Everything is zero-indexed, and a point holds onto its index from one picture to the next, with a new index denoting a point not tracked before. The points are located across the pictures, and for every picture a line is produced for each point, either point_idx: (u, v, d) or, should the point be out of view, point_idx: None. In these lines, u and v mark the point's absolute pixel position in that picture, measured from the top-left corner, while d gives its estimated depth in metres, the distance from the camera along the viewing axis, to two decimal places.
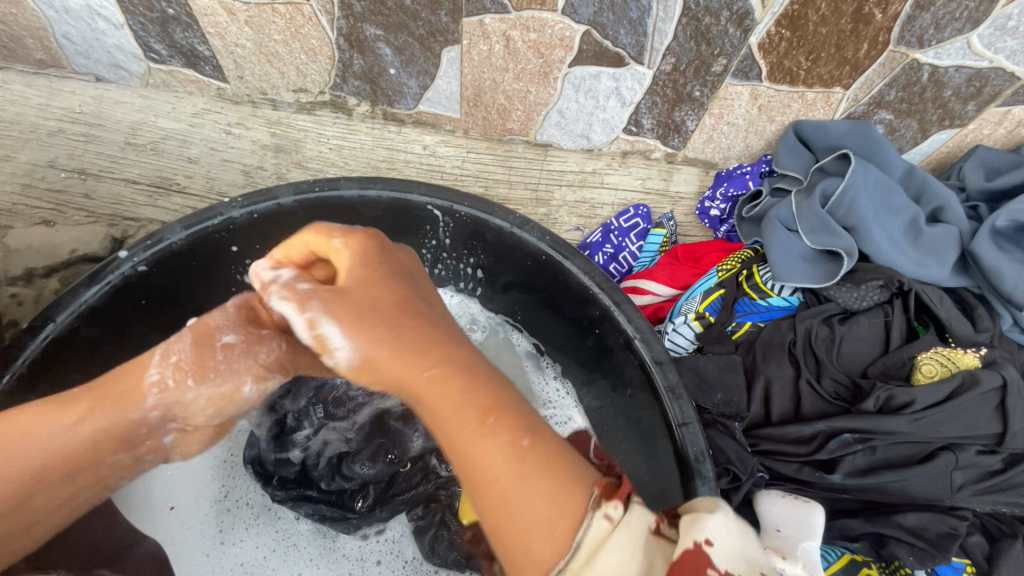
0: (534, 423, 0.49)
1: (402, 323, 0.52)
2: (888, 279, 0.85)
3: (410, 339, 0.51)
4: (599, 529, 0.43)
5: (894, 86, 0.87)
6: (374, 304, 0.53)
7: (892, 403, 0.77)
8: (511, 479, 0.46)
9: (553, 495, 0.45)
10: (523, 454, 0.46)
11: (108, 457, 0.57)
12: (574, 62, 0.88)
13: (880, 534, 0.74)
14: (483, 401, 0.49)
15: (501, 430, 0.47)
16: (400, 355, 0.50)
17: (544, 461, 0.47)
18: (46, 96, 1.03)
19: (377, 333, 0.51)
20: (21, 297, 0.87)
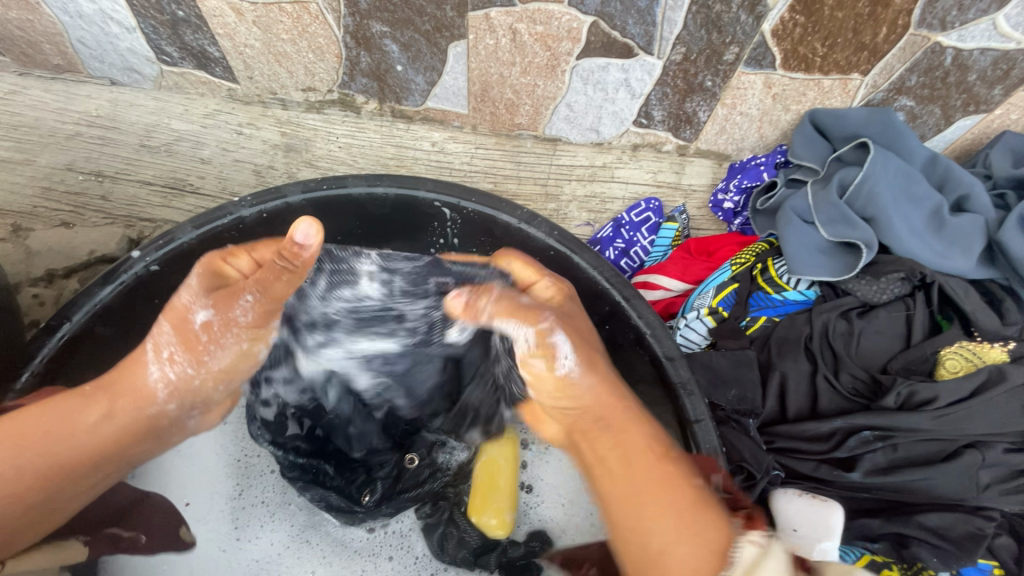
0: (683, 483, 0.60)
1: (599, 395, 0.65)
2: (910, 271, 0.82)
3: (602, 410, 0.65)
4: (751, 555, 0.54)
5: (916, 71, 0.84)
6: (581, 333, 0.67)
7: (913, 399, 0.74)
8: (676, 530, 0.57)
9: (707, 538, 0.56)
10: (688, 494, 0.59)
11: (133, 447, 0.63)
12: (582, 55, 0.87)
13: (901, 534, 0.72)
14: (659, 463, 0.61)
15: (674, 475, 0.60)
16: (590, 417, 0.65)
17: (699, 509, 0.58)
18: (63, 100, 1.05)
19: (579, 400, 0.65)
20: (43, 297, 0.92)
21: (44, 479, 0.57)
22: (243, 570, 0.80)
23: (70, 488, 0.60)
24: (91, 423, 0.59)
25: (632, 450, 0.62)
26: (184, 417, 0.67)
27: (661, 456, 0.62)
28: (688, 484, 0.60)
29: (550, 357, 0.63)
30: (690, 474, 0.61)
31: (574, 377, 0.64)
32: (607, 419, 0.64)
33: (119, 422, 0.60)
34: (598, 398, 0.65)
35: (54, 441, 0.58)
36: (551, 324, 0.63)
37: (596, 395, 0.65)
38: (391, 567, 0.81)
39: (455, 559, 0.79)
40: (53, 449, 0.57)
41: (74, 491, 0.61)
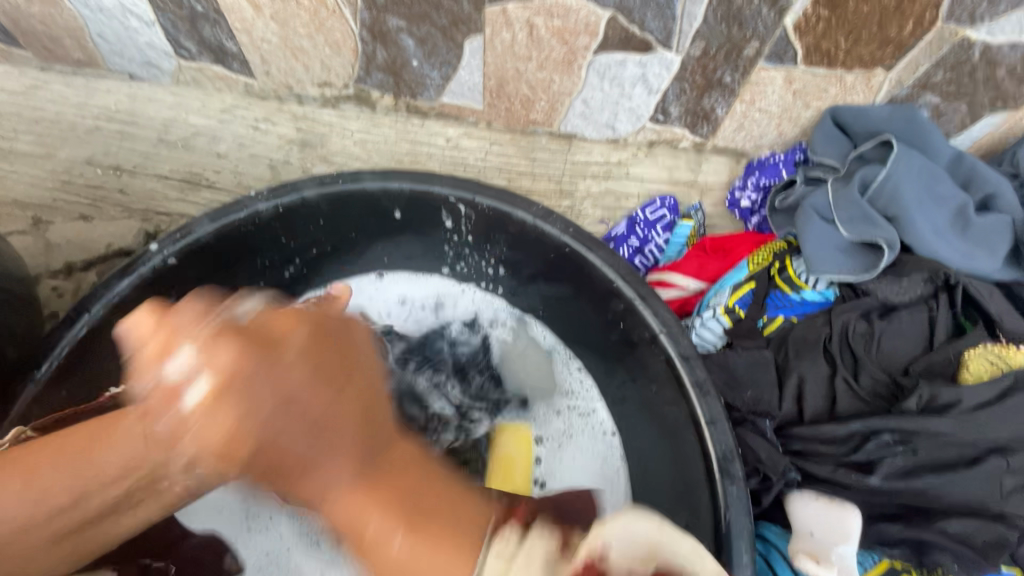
0: (415, 504, 0.43)
1: (289, 424, 0.45)
2: (933, 272, 0.81)
3: (301, 436, 0.45)
4: (492, 569, 0.40)
5: (942, 66, 0.82)
6: (265, 326, 0.49)
7: (936, 402, 0.73)
8: (412, 558, 0.41)
9: (450, 573, 0.40)
10: (407, 548, 0.41)
11: (152, 463, 0.50)
12: (599, 49, 0.86)
13: (921, 541, 0.70)
14: (346, 476, 0.43)
15: (385, 494, 0.43)
16: (297, 447, 0.44)
17: (435, 534, 0.41)
18: (83, 94, 1.07)
19: (258, 418, 0.45)
20: (62, 289, 0.95)
21: (68, 490, 0.49)
22: (254, 564, 0.80)
23: (96, 497, 0.50)
24: (123, 434, 0.50)
25: (324, 479, 0.43)
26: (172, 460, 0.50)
27: (359, 463, 0.44)
28: (426, 488, 0.44)
29: (164, 359, 0.48)
30: (402, 519, 0.42)
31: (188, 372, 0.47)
32: (263, 424, 0.45)
33: (145, 419, 0.50)
34: (314, 408, 0.45)
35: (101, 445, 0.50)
36: (205, 315, 0.51)
37: (236, 400, 0.45)
38: None
39: None
40: (85, 461, 0.49)
41: (90, 507, 0.50)
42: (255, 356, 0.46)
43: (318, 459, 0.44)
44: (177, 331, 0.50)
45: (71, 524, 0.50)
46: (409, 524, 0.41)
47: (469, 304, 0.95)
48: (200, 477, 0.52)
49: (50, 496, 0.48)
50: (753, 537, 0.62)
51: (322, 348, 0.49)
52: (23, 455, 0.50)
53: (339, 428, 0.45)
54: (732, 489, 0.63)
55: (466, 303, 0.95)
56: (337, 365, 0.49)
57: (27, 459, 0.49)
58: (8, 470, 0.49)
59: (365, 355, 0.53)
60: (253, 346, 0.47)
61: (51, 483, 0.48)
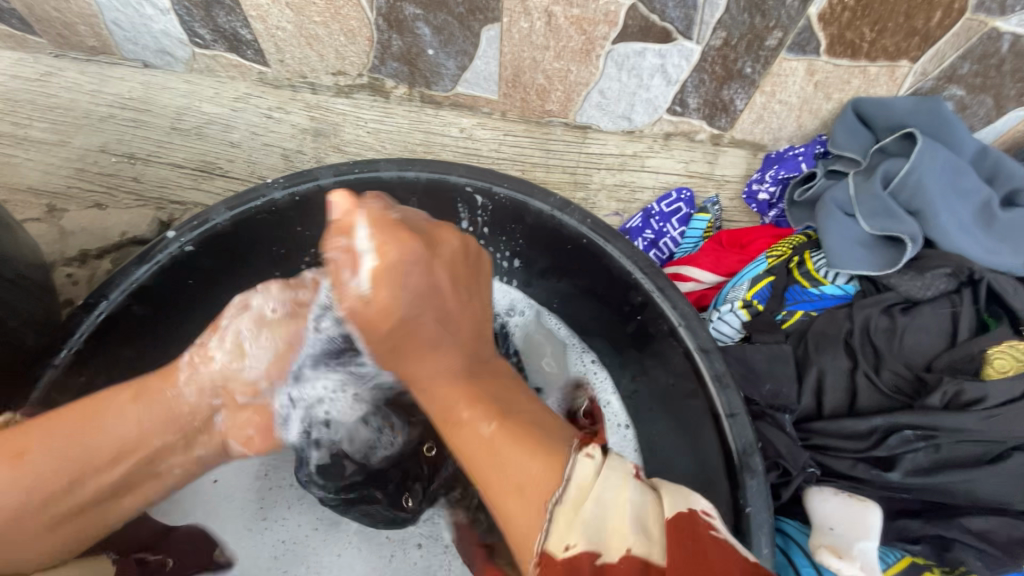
0: (508, 408, 0.52)
1: (422, 314, 0.55)
2: (957, 268, 0.80)
3: (431, 325, 0.56)
4: (585, 473, 0.43)
5: (969, 58, 0.81)
6: (407, 223, 0.58)
7: (959, 399, 0.72)
8: (499, 444, 0.49)
9: (534, 454, 0.46)
10: (500, 445, 0.48)
11: (156, 440, 0.59)
12: (618, 39, 0.85)
13: (944, 538, 0.69)
14: (454, 363, 0.55)
15: (473, 397, 0.53)
16: (424, 329, 0.55)
17: (512, 438, 0.49)
18: (96, 82, 1.07)
19: (400, 297, 0.54)
20: (77, 277, 0.94)
21: (74, 466, 0.55)
22: (269, 553, 0.80)
23: (89, 480, 0.56)
24: (114, 419, 0.57)
25: (432, 368, 0.55)
26: (213, 412, 0.63)
27: (466, 365, 0.56)
28: (515, 409, 0.53)
29: (353, 268, 0.55)
30: (499, 416, 0.51)
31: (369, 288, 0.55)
32: (413, 326, 0.55)
33: (141, 405, 0.59)
34: (427, 303, 0.55)
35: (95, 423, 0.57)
36: (393, 218, 0.57)
37: (410, 294, 0.55)
38: (421, 554, 0.80)
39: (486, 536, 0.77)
40: (88, 442, 0.56)
41: (86, 488, 0.56)
42: (421, 251, 0.55)
43: (432, 363, 0.55)
44: (362, 209, 0.56)
45: (66, 507, 0.56)
46: (502, 418, 0.51)
47: None
48: (229, 426, 0.65)
49: (45, 481, 0.54)
50: (773, 531, 0.61)
51: (459, 265, 0.59)
52: (13, 438, 0.55)
53: (446, 339, 0.56)
54: (753, 483, 0.63)
55: None
56: (470, 276, 0.60)
57: (15, 445, 0.54)
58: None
59: (484, 280, 0.62)
60: (415, 244, 0.55)
61: (40, 471, 0.54)
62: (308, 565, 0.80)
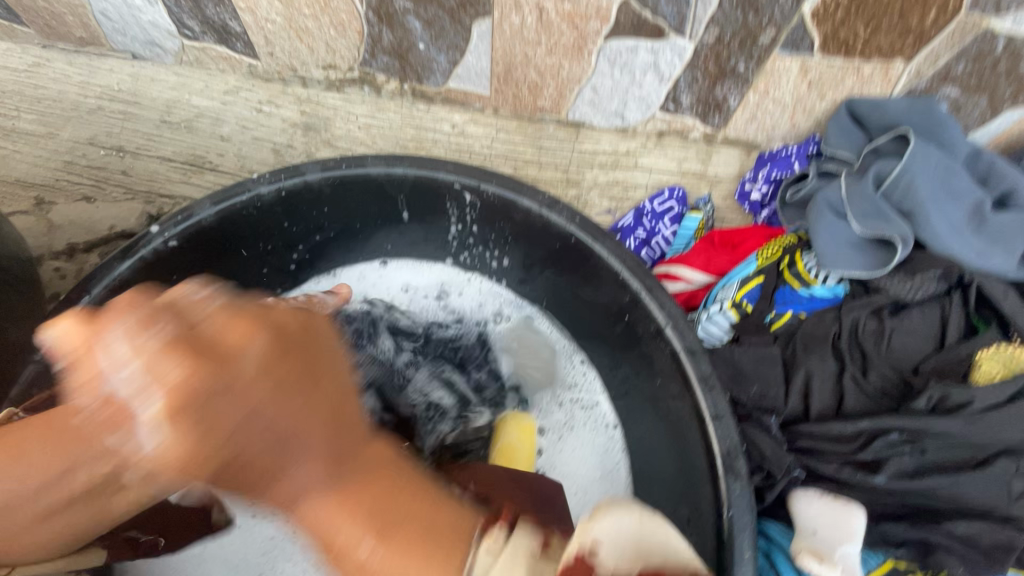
0: (388, 509, 0.42)
1: (251, 440, 0.41)
2: (947, 271, 0.80)
3: (273, 449, 0.42)
4: (495, 542, 0.42)
5: (964, 58, 0.80)
6: (240, 310, 0.45)
7: (946, 402, 0.72)
8: (380, 566, 0.40)
9: (433, 574, 0.40)
10: (378, 552, 0.41)
11: None
12: (610, 35, 0.84)
13: (927, 542, 0.69)
14: (318, 480, 0.42)
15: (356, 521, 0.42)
16: (257, 454, 0.41)
17: (417, 535, 0.41)
18: (85, 73, 1.06)
19: (237, 414, 0.40)
20: (65, 271, 0.95)
21: None
22: (257, 548, 0.80)
23: None
24: None
25: (296, 483, 0.42)
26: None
27: (331, 466, 0.43)
28: (408, 487, 0.44)
29: (133, 416, 0.40)
30: (372, 521, 0.41)
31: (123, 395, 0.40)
32: (269, 468, 0.42)
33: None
34: (278, 421, 0.41)
35: None
36: (195, 301, 0.44)
37: (231, 425, 0.40)
38: None
39: None
40: None
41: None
42: (218, 366, 0.40)
43: (305, 489, 0.42)
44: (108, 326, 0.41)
45: None
46: (379, 531, 0.41)
47: (475, 293, 0.94)
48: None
49: None
50: (755, 531, 0.61)
51: (296, 358, 0.44)
52: None
53: (296, 446, 0.42)
54: (737, 487, 0.62)
55: (472, 294, 0.94)
56: (301, 373, 0.44)
57: None
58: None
59: (335, 355, 0.49)
60: (206, 353, 0.40)
61: None
62: (295, 561, 0.80)
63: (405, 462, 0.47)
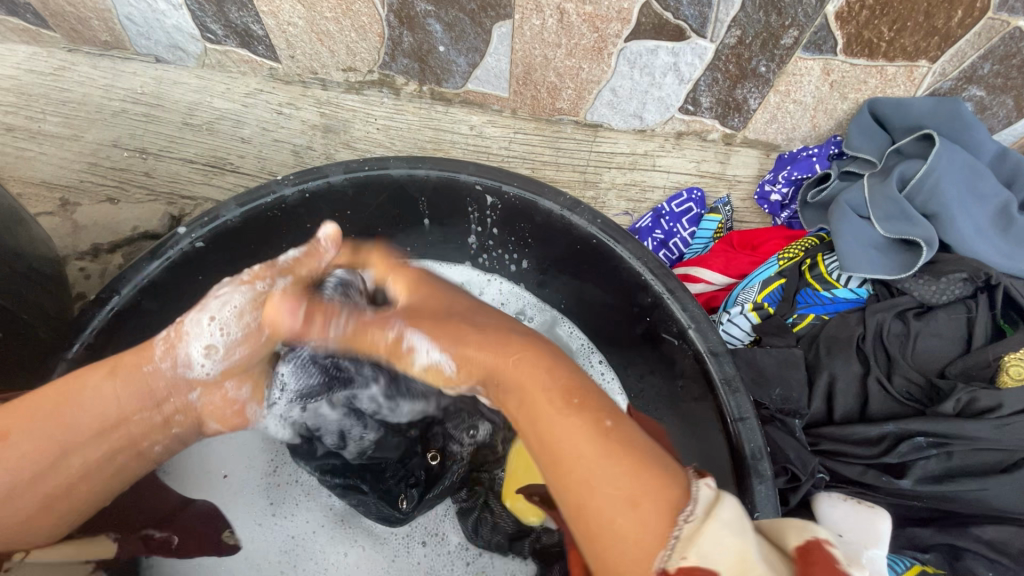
0: (608, 440, 0.47)
1: (487, 320, 0.59)
2: (973, 272, 0.78)
3: (510, 342, 0.55)
4: (706, 495, 0.44)
5: (990, 58, 0.79)
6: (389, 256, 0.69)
7: (974, 406, 0.71)
8: (604, 457, 0.46)
9: (639, 477, 0.45)
10: (609, 438, 0.47)
11: (133, 415, 0.58)
12: (631, 36, 0.84)
13: (955, 546, 0.69)
14: (547, 378, 0.52)
15: (581, 427, 0.48)
16: (515, 346, 0.55)
17: (625, 446, 0.47)
18: (110, 77, 1.07)
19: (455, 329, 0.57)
20: (89, 271, 0.95)
21: (51, 447, 0.55)
22: (276, 547, 0.80)
23: (76, 454, 0.56)
24: (92, 396, 0.56)
25: (532, 379, 0.52)
26: (181, 384, 0.61)
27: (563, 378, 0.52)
28: (623, 424, 0.50)
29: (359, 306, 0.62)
30: (606, 410, 0.50)
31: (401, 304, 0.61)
32: (506, 374, 0.54)
33: (118, 382, 0.57)
34: (526, 341, 0.56)
35: (39, 418, 0.55)
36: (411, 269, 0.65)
37: (467, 309, 0.60)
38: (425, 552, 0.80)
39: (489, 545, 0.78)
40: (79, 417, 0.56)
41: (73, 467, 0.56)
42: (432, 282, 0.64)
43: (550, 392, 0.51)
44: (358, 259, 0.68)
45: (55, 485, 0.56)
46: (609, 428, 0.48)
47: (496, 293, 0.94)
48: (205, 404, 0.64)
49: (30, 460, 0.54)
50: None
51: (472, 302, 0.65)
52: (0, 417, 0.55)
53: (544, 354, 0.55)
54: (761, 488, 0.62)
55: (493, 294, 0.94)
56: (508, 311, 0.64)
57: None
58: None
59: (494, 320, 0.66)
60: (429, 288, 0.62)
61: (24, 449, 0.54)
62: (314, 562, 0.80)
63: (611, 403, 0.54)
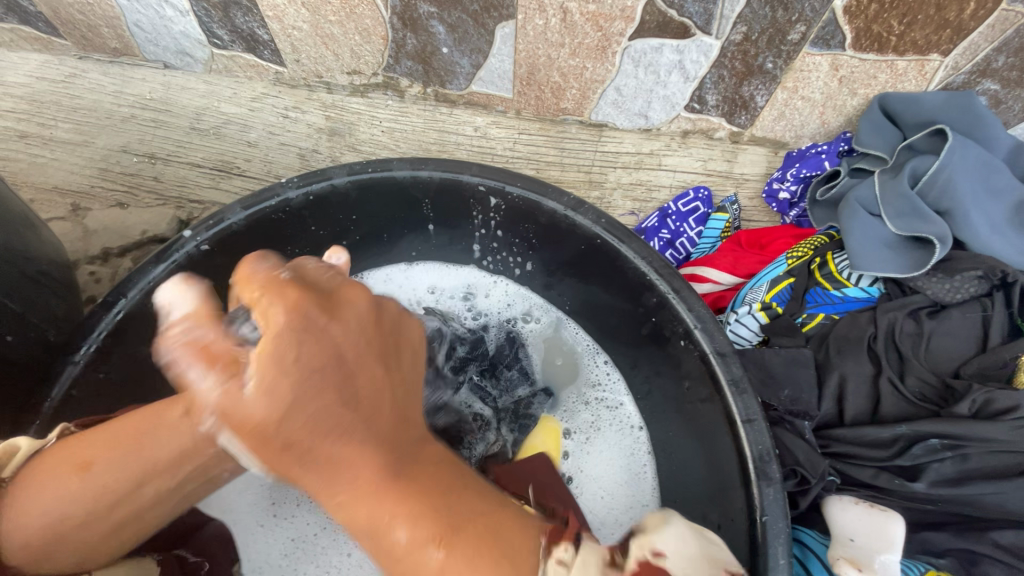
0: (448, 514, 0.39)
1: (322, 394, 0.40)
2: (989, 270, 0.76)
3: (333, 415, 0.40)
4: None
5: (1004, 51, 0.77)
6: (311, 283, 0.44)
7: (990, 407, 0.69)
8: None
9: None
10: (455, 547, 0.38)
11: (208, 448, 0.56)
12: (635, 35, 0.83)
13: (972, 552, 0.67)
14: (371, 480, 0.39)
15: (409, 551, 0.38)
16: (329, 445, 0.40)
17: (471, 565, 0.37)
18: (120, 83, 1.09)
19: (262, 404, 0.39)
20: (99, 275, 0.96)
21: (130, 478, 0.53)
22: (279, 548, 0.80)
23: (149, 486, 0.55)
24: (162, 432, 0.54)
25: (344, 490, 0.39)
26: None
27: (382, 458, 0.40)
28: (467, 532, 0.39)
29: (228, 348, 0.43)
30: (444, 532, 0.38)
31: (256, 334, 0.42)
32: (326, 485, 0.40)
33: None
34: (351, 447, 0.40)
35: (116, 451, 0.53)
36: (284, 277, 0.43)
37: (300, 385, 0.40)
38: None
39: None
40: (153, 446, 0.54)
41: (147, 496, 0.55)
42: (316, 316, 0.41)
43: (385, 512, 0.39)
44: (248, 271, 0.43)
45: (125, 515, 0.55)
46: (449, 537, 0.38)
47: (502, 295, 0.94)
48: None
49: (103, 492, 0.53)
50: (789, 541, 0.59)
51: (371, 348, 0.44)
52: (78, 447, 0.54)
53: (365, 466, 0.40)
54: (770, 492, 0.61)
55: (499, 296, 0.94)
56: (377, 366, 0.44)
57: (78, 456, 0.53)
58: (60, 467, 0.52)
59: (411, 335, 0.48)
60: (309, 300, 0.42)
61: (105, 479, 0.53)
62: (317, 563, 0.80)
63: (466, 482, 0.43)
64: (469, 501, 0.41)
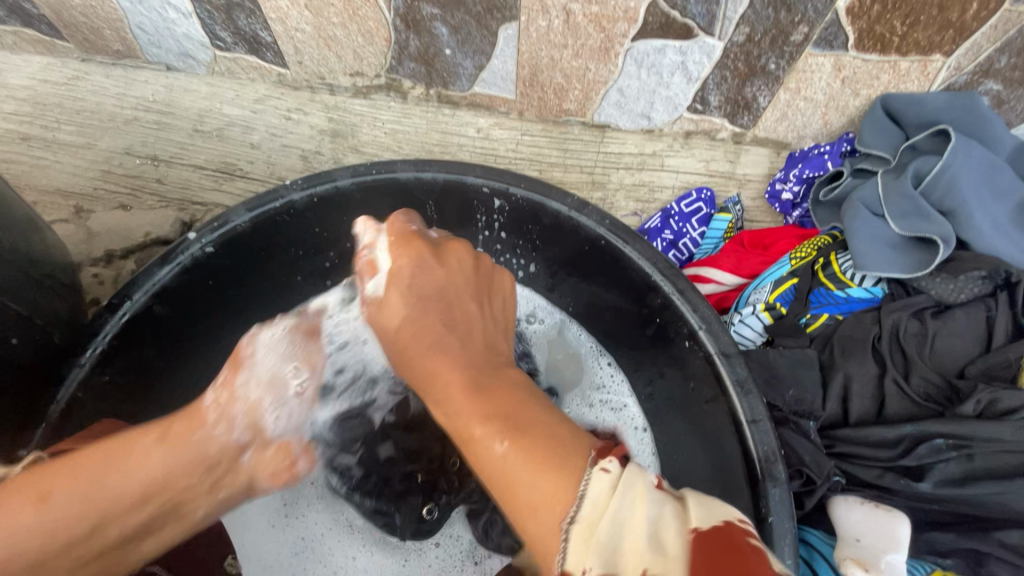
0: (512, 415, 0.43)
1: (428, 314, 0.55)
2: (992, 270, 0.77)
3: (435, 331, 0.54)
4: (600, 489, 0.36)
5: (1007, 51, 0.78)
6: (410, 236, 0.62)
7: (995, 407, 0.70)
8: (508, 464, 0.40)
9: (539, 475, 0.38)
10: (506, 457, 0.40)
11: (182, 481, 0.55)
12: (637, 36, 0.83)
13: (978, 552, 0.67)
14: (456, 382, 0.48)
15: (471, 429, 0.44)
16: (429, 354, 0.52)
17: (532, 451, 0.40)
18: (122, 85, 1.09)
19: (391, 310, 0.56)
20: (103, 277, 0.96)
21: (90, 515, 0.51)
22: (287, 548, 0.80)
23: (113, 524, 0.52)
24: (135, 461, 0.53)
25: (443, 381, 0.49)
26: (236, 450, 0.59)
27: (464, 376, 0.48)
28: (534, 433, 0.41)
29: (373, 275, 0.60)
30: (508, 428, 0.42)
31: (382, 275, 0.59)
32: (429, 389, 0.50)
33: (167, 448, 0.55)
34: (452, 353, 0.51)
35: (81, 481, 0.51)
36: (409, 235, 0.63)
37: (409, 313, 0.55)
38: (436, 554, 0.80)
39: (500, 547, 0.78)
40: (123, 480, 0.52)
41: (110, 535, 0.52)
42: (429, 260, 0.59)
43: (457, 413, 0.46)
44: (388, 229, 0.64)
45: (88, 551, 0.52)
46: (511, 434, 0.42)
47: None
48: (256, 463, 0.62)
49: (63, 527, 0.50)
50: (797, 541, 0.59)
51: (467, 285, 0.59)
52: (37, 479, 0.51)
53: (457, 367, 0.50)
54: (776, 491, 0.61)
55: None
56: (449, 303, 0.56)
57: (39, 486, 0.51)
58: (19, 495, 0.50)
59: (500, 292, 0.61)
60: (421, 250, 0.60)
61: (65, 510, 0.50)
62: (326, 563, 0.80)
63: (536, 397, 0.47)
64: (541, 412, 0.44)
